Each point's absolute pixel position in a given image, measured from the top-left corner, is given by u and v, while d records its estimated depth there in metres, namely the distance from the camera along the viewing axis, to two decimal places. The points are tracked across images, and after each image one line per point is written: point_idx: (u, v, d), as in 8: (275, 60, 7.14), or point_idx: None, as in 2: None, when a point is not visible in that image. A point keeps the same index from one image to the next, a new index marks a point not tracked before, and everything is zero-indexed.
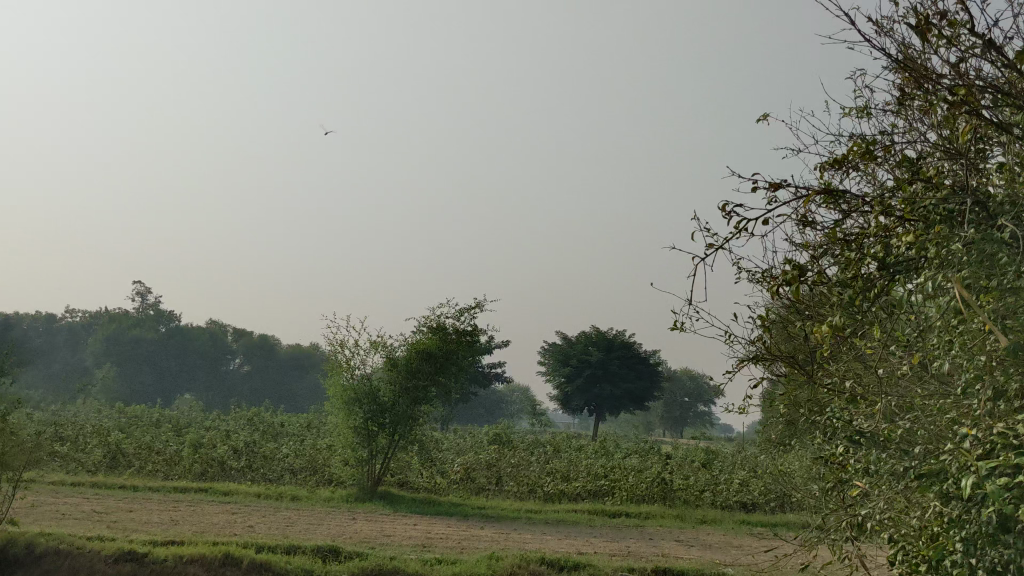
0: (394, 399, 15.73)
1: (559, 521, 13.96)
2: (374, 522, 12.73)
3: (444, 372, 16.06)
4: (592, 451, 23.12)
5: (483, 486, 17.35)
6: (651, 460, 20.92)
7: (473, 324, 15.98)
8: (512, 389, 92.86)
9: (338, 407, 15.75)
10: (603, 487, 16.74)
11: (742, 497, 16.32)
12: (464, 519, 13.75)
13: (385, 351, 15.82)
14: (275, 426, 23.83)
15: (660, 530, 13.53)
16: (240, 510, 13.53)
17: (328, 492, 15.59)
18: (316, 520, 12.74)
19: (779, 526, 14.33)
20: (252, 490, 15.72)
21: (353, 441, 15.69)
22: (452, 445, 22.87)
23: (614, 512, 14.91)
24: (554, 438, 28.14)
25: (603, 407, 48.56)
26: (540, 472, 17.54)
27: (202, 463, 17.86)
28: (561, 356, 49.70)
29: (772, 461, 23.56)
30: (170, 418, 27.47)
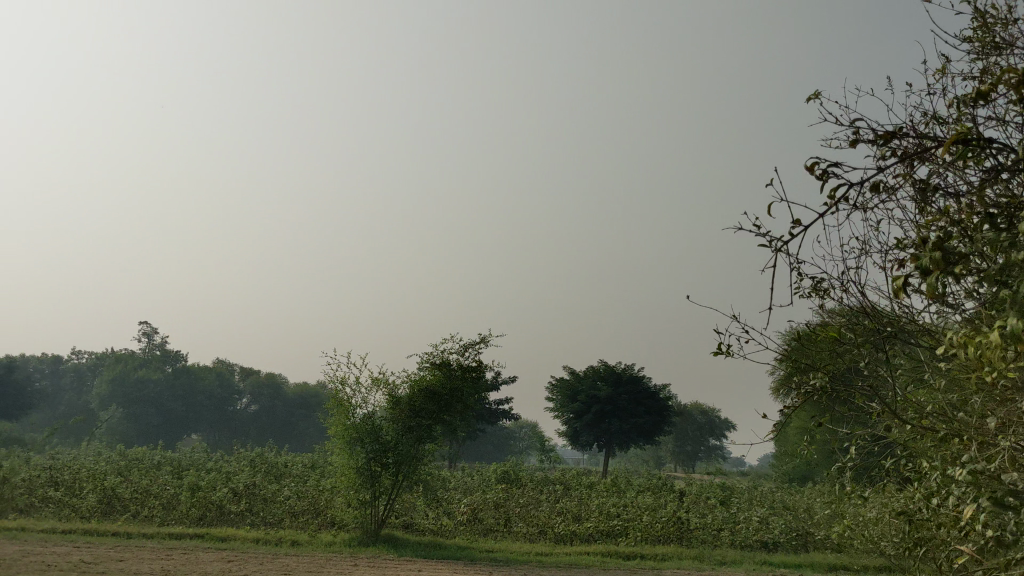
0: (397, 438, 15.17)
1: (571, 564, 13.34)
2: (378, 568, 12.14)
3: (448, 409, 15.47)
4: (603, 488, 22.47)
5: (491, 528, 16.69)
6: (664, 498, 20.27)
7: (477, 359, 15.44)
8: (520, 426, 91.96)
9: (339, 447, 15.17)
10: (617, 527, 16.08)
11: (761, 536, 15.65)
12: (471, 563, 13.11)
13: (387, 388, 15.27)
14: (277, 469, 23.20)
15: (677, 573, 12.90)
16: (237, 557, 12.91)
17: (329, 536, 14.96)
18: (317, 567, 12.14)
19: (801, 567, 13.68)
20: (251, 535, 15.11)
21: (354, 481, 15.00)
22: (458, 484, 22.20)
23: (629, 553, 14.27)
24: (563, 475, 27.47)
25: (613, 443, 47.75)
26: (549, 512, 16.90)
27: (200, 507, 17.29)
28: (570, 391, 48.99)
29: (788, 497, 22.86)
30: (171, 460, 26.89)
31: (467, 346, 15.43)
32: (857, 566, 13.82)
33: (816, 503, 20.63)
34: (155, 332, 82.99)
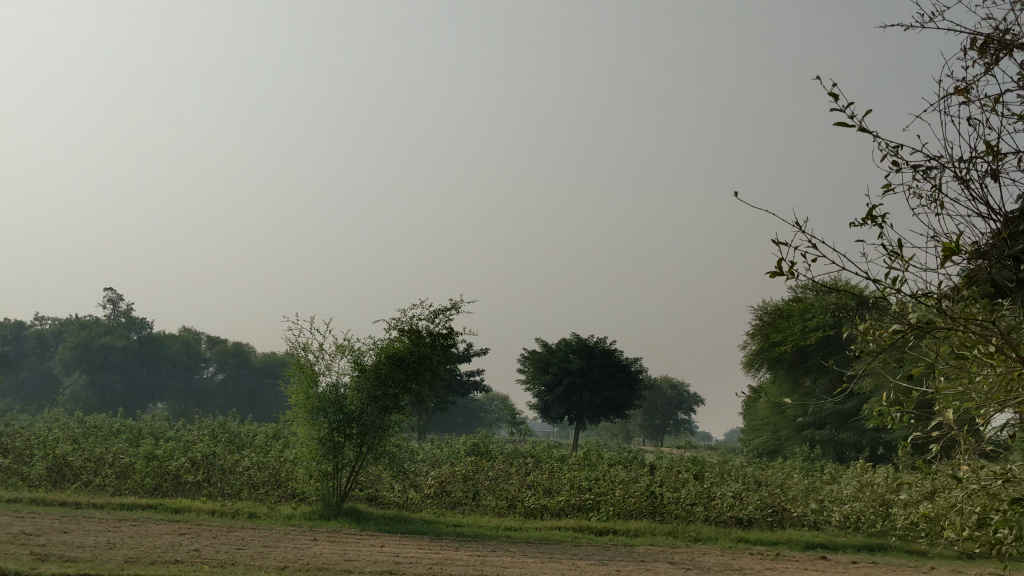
0: (362, 408, 14.56)
1: (542, 541, 12.75)
2: (338, 544, 11.49)
3: (416, 378, 14.88)
4: (575, 462, 21.98)
5: (458, 501, 16.20)
6: (636, 472, 19.80)
7: (448, 326, 14.78)
8: (490, 399, 91.56)
9: (301, 417, 14.52)
10: (588, 501, 15.55)
11: (738, 512, 15.13)
12: (437, 539, 12.50)
13: (353, 356, 14.63)
14: (239, 439, 22.46)
15: (651, 550, 12.37)
16: (190, 530, 12.25)
17: (289, 509, 14.32)
18: (273, 541, 11.47)
19: (780, 545, 13.20)
20: (207, 507, 14.43)
21: (317, 452, 14.39)
22: (426, 456, 21.56)
23: (602, 529, 13.75)
24: (533, 448, 26.95)
25: (584, 416, 47.39)
26: (519, 485, 16.31)
27: (156, 478, 16.66)
28: (541, 364, 48.50)
29: (761, 472, 22.47)
30: (129, 428, 26.04)
31: (436, 312, 14.74)
32: (837, 544, 13.38)
33: (790, 479, 20.26)
34: (120, 298, 81.48)
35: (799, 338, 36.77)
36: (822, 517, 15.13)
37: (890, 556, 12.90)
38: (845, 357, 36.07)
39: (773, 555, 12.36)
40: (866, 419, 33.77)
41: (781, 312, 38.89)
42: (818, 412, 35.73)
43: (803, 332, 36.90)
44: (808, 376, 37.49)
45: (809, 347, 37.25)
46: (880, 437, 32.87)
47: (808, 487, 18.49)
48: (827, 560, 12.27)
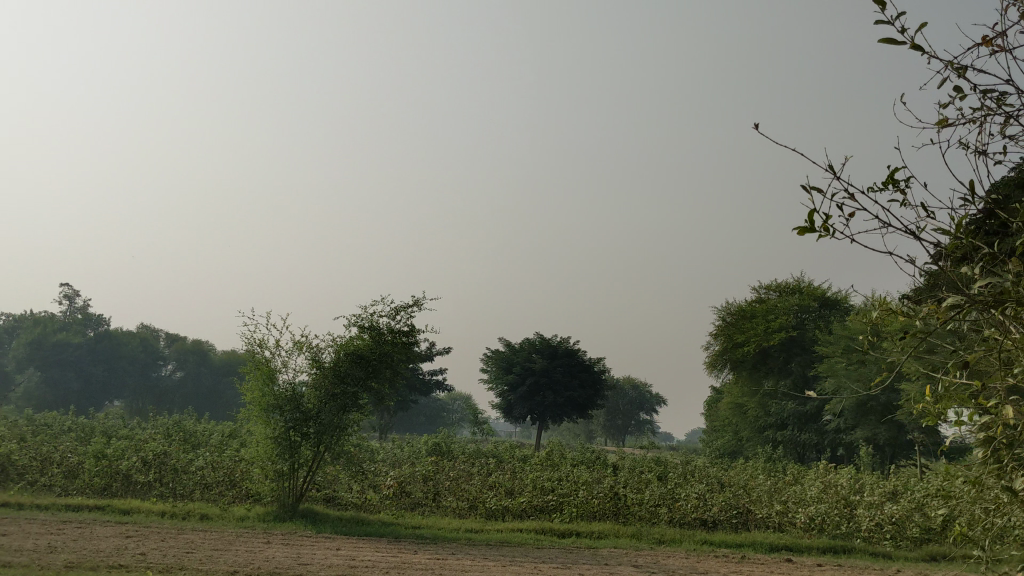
0: (320, 407, 14.14)
1: (503, 543, 12.44)
2: (292, 547, 11.08)
3: (376, 376, 14.48)
4: (538, 462, 21.73)
5: (418, 502, 15.87)
6: (599, 472, 19.60)
7: (410, 323, 14.40)
8: (454, 398, 91.22)
9: (256, 415, 14.08)
10: (551, 502, 15.29)
11: (702, 513, 14.95)
12: (395, 541, 12.14)
13: (311, 353, 14.20)
14: (194, 438, 21.94)
15: (615, 552, 12.13)
16: (138, 532, 11.77)
17: (243, 510, 13.86)
18: (224, 544, 11.03)
19: (745, 547, 13.02)
20: (156, 508, 13.93)
21: (272, 451, 13.95)
22: (386, 455, 21.18)
23: (564, 531, 13.48)
24: (495, 448, 26.70)
25: (547, 416, 47.19)
26: (481, 486, 15.99)
27: (105, 477, 16.13)
28: (504, 363, 48.22)
29: (724, 473, 22.41)
30: (80, 426, 25.38)
31: (398, 309, 14.35)
32: (802, 546, 13.24)
33: (753, 479, 20.19)
34: (76, 293, 80.02)
35: (762, 339, 36.86)
36: (787, 518, 14.97)
37: (854, 559, 12.77)
38: (807, 359, 36.27)
39: (738, 558, 12.18)
40: (827, 419, 33.93)
41: (745, 313, 38.96)
42: (780, 412, 35.86)
43: (766, 333, 37.01)
44: (770, 377, 37.60)
45: (771, 348, 37.37)
46: (841, 438, 33.04)
47: (772, 488, 18.40)
48: (792, 563, 12.11)
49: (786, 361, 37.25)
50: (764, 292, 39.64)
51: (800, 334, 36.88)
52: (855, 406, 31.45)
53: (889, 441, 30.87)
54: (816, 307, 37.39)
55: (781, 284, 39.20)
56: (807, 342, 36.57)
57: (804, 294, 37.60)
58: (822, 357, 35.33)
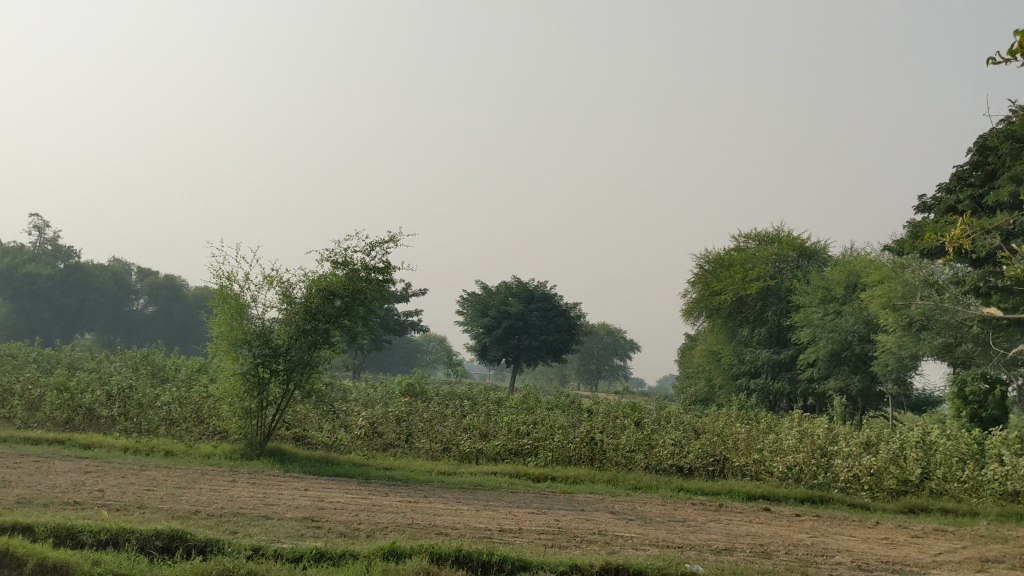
0: (290, 342, 13.68)
1: (476, 486, 12.14)
2: (258, 487, 10.68)
3: (348, 314, 14.01)
4: (513, 405, 21.47)
5: (391, 443, 15.54)
6: (574, 416, 19.36)
7: (385, 260, 13.87)
8: (429, 340, 91.04)
9: (223, 350, 13.59)
10: (526, 446, 15.04)
11: (678, 460, 14.72)
12: (366, 483, 11.78)
13: (282, 288, 13.67)
14: (162, 373, 21.45)
15: (591, 498, 11.85)
16: (97, 467, 11.33)
17: (209, 447, 13.45)
18: (187, 482, 10.62)
19: (722, 495, 12.80)
20: (118, 443, 13.47)
21: (239, 388, 13.48)
22: (358, 395, 20.81)
23: (539, 475, 13.22)
24: (469, 390, 26.46)
25: (521, 360, 47.03)
26: (455, 428, 15.65)
27: (67, 410, 15.66)
28: (480, 306, 47.86)
29: (698, 420, 22.31)
30: (46, 358, 24.84)
31: (372, 245, 13.79)
32: (779, 495, 13.05)
33: (728, 427, 20.05)
34: (46, 224, 78.62)
35: (739, 288, 36.63)
36: (764, 467, 14.76)
37: (832, 510, 12.59)
38: (783, 308, 35.89)
39: (715, 506, 11.95)
40: (801, 368, 33.80)
41: (723, 261, 38.71)
42: (754, 360, 35.54)
43: (743, 281, 36.79)
44: (746, 325, 37.49)
45: (747, 297, 37.05)
46: (814, 388, 33.05)
47: (747, 436, 18.23)
48: (770, 512, 11.89)
49: (761, 310, 36.87)
50: (743, 241, 39.36)
51: (777, 283, 36.69)
52: (830, 356, 31.29)
53: (862, 391, 30.92)
54: (795, 257, 37.19)
55: (760, 233, 38.93)
56: (782, 291, 36.13)
57: (784, 244, 37.37)
58: (798, 307, 35.11)
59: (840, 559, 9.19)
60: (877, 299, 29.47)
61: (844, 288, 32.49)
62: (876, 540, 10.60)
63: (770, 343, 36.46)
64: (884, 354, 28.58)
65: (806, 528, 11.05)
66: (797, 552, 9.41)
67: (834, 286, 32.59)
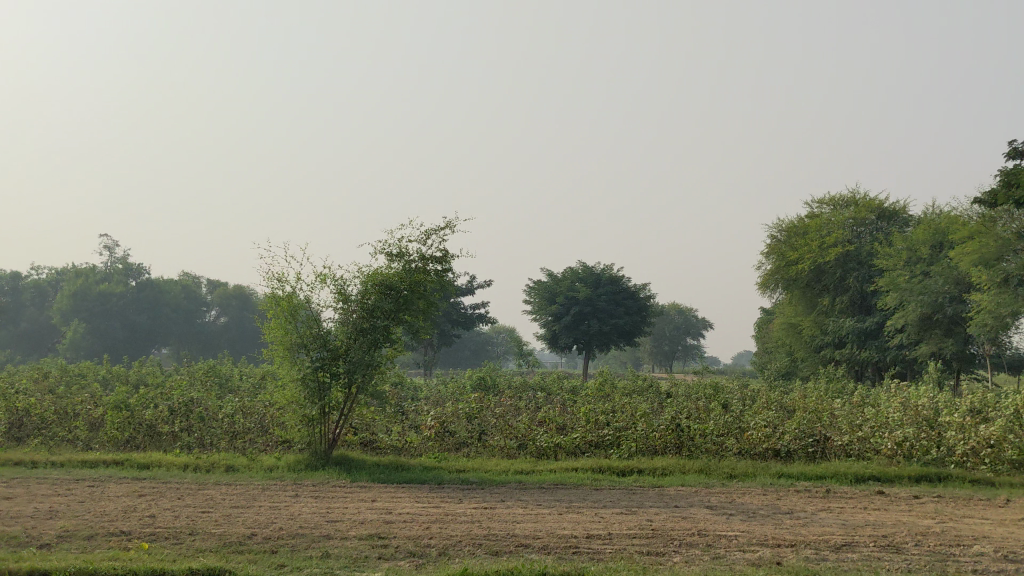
0: (349, 343, 12.88)
1: (557, 486, 11.16)
2: (322, 501, 9.87)
3: (407, 308, 13.14)
4: (589, 393, 20.46)
5: (463, 442, 14.64)
6: (654, 401, 18.29)
7: (442, 249, 12.95)
8: (498, 332, 90.45)
9: (279, 356, 12.83)
10: (607, 438, 14.01)
11: (774, 444, 13.53)
12: (437, 488, 10.91)
13: (336, 285, 12.84)
14: (228, 384, 20.97)
15: (683, 492, 10.78)
16: (153, 489, 10.68)
17: (272, 460, 12.72)
18: (245, 501, 9.88)
19: (827, 479, 11.61)
20: (178, 461, 12.85)
21: (299, 395, 12.71)
22: (427, 393, 20.06)
23: (624, 469, 12.20)
24: (541, 379, 25.54)
25: (593, 346, 45.92)
26: (529, 422, 14.74)
27: (129, 429, 15.17)
28: (547, 294, 46.91)
29: (788, 397, 21.02)
30: (117, 375, 24.70)
31: (428, 234, 12.85)
32: (890, 476, 11.82)
33: (822, 402, 18.73)
34: (117, 244, 80.32)
35: (818, 255, 34.95)
36: (869, 445, 13.50)
37: (953, 488, 11.31)
38: (865, 273, 34.11)
39: (822, 492, 10.79)
40: (889, 335, 32.03)
41: (798, 230, 37.07)
42: (838, 330, 33.85)
43: (821, 248, 35.09)
44: (827, 294, 35.82)
45: (826, 265, 35.37)
46: (905, 355, 31.28)
47: (844, 412, 16.91)
48: (883, 496, 10.68)
49: (842, 277, 35.10)
50: (817, 207, 37.63)
51: (857, 247, 34.92)
52: (920, 320, 29.52)
53: (956, 355, 29.10)
54: (874, 220, 35.37)
55: (835, 197, 37.14)
56: (863, 256, 34.34)
57: (861, 206, 35.55)
58: (882, 271, 33.32)
59: (980, 549, 7.95)
60: (968, 257, 27.65)
61: (931, 248, 30.67)
62: (1013, 522, 9.33)
63: (854, 311, 34.77)
64: (980, 314, 26.77)
65: (930, 512, 9.81)
66: (928, 543, 8.20)
67: (919, 247, 30.81)
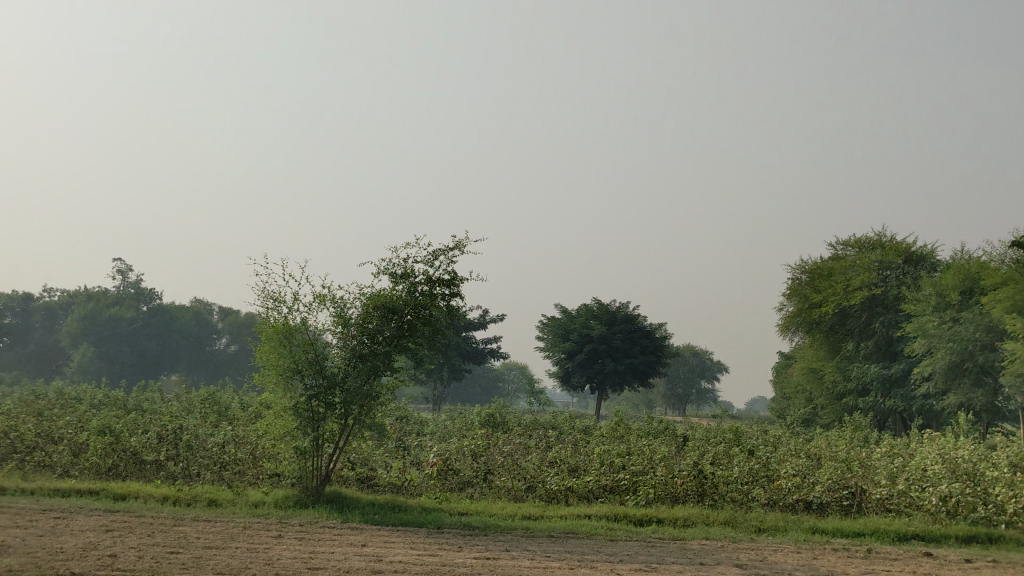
0: (347, 370, 11.92)
1: (568, 535, 10.11)
2: (307, 544, 8.86)
3: (411, 335, 12.19)
4: (603, 434, 19.43)
5: (467, 482, 13.63)
6: (671, 445, 17.27)
7: (450, 271, 12.04)
8: (509, 368, 89.45)
9: (273, 382, 11.87)
10: (623, 483, 12.95)
11: (805, 495, 12.47)
12: (436, 533, 9.89)
13: (335, 307, 11.91)
14: (224, 413, 20.06)
15: (707, 547, 9.73)
16: (124, 524, 9.69)
17: (259, 495, 11.73)
18: (220, 541, 8.88)
19: (866, 537, 10.51)
20: (158, 493, 11.86)
21: (291, 425, 11.74)
22: (432, 428, 19.07)
23: (642, 518, 11.14)
24: (552, 418, 24.55)
25: (606, 386, 44.83)
26: (539, 463, 13.73)
27: (114, 456, 14.25)
28: (561, 331, 45.97)
29: (812, 445, 19.92)
30: (113, 399, 23.88)
31: (436, 255, 11.95)
32: (935, 535, 10.67)
33: (850, 451, 17.63)
34: (130, 269, 80.06)
35: (841, 299, 33.90)
36: (909, 500, 12.38)
37: (1007, 551, 10.18)
38: (891, 318, 32.98)
39: (862, 552, 9.70)
40: (915, 384, 30.84)
41: (820, 272, 36.09)
42: (862, 376, 32.63)
43: (845, 291, 34.01)
44: (850, 339, 34.73)
45: (851, 309, 34.31)
46: (931, 405, 30.05)
47: (876, 464, 15.81)
48: (932, 558, 9.55)
49: (867, 322, 33.99)
50: (842, 250, 36.64)
51: (883, 291, 33.82)
52: (948, 368, 28.34)
53: (986, 407, 27.86)
54: (901, 263, 34.29)
55: (860, 239, 36.13)
56: (889, 301, 33.19)
57: (886, 249, 34.48)
58: (909, 316, 32.21)
59: None
60: (1000, 304, 26.55)
61: (961, 293, 29.54)
62: None
63: (879, 357, 33.56)
64: (1014, 364, 25.58)
65: None
66: None
67: (948, 292, 29.68)
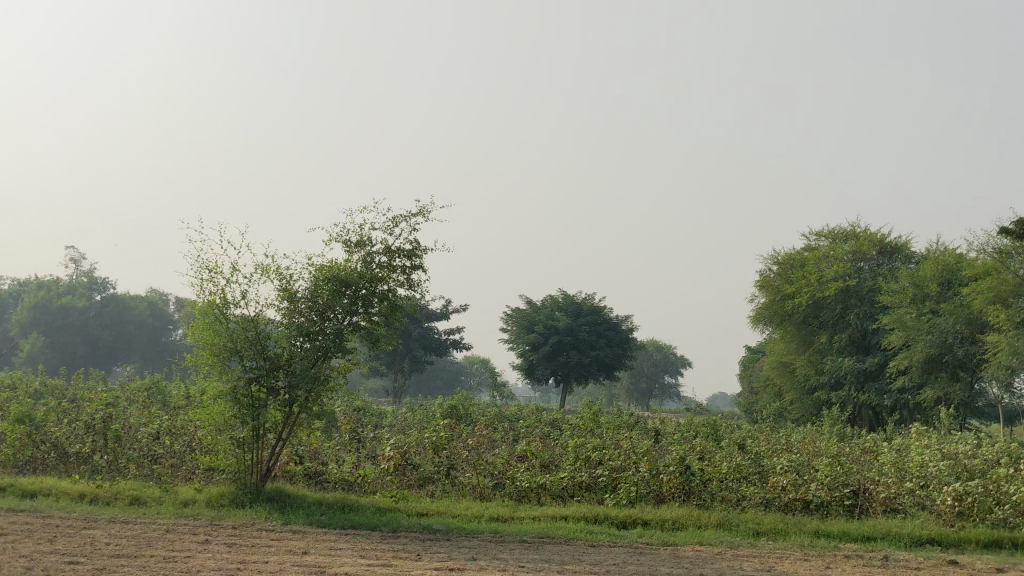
0: (292, 352, 10.58)
1: (542, 540, 8.82)
2: (238, 552, 7.44)
3: (366, 312, 10.82)
4: (574, 427, 18.18)
5: (428, 478, 12.30)
6: (647, 438, 16.07)
7: (412, 240, 10.70)
8: (471, 362, 88.40)
9: (207, 365, 10.47)
10: (601, 480, 11.72)
11: (805, 494, 11.27)
12: (391, 538, 8.53)
13: (281, 280, 10.55)
14: (166, 402, 18.54)
15: (703, 554, 8.48)
16: (23, 528, 8.19)
17: (192, 492, 10.31)
18: (134, 548, 7.46)
19: (877, 542, 9.36)
20: (74, 489, 10.37)
21: (228, 413, 10.34)
22: (391, 420, 17.69)
23: (624, 519, 9.91)
24: (518, 411, 23.33)
25: (571, 379, 43.59)
26: (508, 456, 12.46)
27: (34, 447, 12.84)
28: (526, 322, 44.75)
29: (793, 439, 18.86)
30: (51, 388, 22.21)
31: (396, 222, 10.62)
32: (953, 540, 9.52)
33: (836, 447, 16.56)
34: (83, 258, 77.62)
35: (815, 290, 33.07)
36: (915, 499, 11.24)
37: None
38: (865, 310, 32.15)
39: (875, 560, 8.53)
40: (891, 377, 30.02)
41: (793, 263, 35.24)
42: (836, 370, 31.81)
43: (819, 283, 33.19)
44: (824, 331, 33.85)
45: (825, 301, 33.43)
46: (906, 399, 29.24)
47: (864, 461, 14.77)
48: (959, 567, 8.36)
49: (841, 314, 33.14)
50: (815, 241, 35.78)
51: (857, 282, 32.99)
52: (925, 362, 27.49)
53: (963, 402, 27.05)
54: (876, 254, 33.52)
55: (834, 230, 35.31)
56: (864, 291, 32.38)
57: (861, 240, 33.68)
58: (884, 308, 31.43)
59: None
60: (980, 295, 25.69)
61: (939, 284, 28.74)
62: None
63: (852, 351, 32.73)
64: (997, 357, 24.65)
65: None
66: None
67: (927, 283, 28.79)
